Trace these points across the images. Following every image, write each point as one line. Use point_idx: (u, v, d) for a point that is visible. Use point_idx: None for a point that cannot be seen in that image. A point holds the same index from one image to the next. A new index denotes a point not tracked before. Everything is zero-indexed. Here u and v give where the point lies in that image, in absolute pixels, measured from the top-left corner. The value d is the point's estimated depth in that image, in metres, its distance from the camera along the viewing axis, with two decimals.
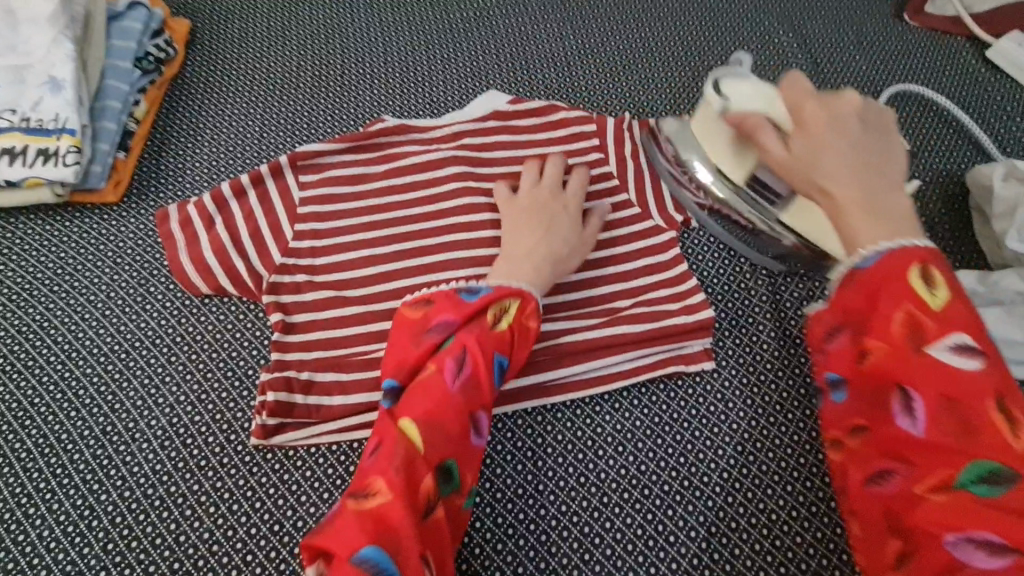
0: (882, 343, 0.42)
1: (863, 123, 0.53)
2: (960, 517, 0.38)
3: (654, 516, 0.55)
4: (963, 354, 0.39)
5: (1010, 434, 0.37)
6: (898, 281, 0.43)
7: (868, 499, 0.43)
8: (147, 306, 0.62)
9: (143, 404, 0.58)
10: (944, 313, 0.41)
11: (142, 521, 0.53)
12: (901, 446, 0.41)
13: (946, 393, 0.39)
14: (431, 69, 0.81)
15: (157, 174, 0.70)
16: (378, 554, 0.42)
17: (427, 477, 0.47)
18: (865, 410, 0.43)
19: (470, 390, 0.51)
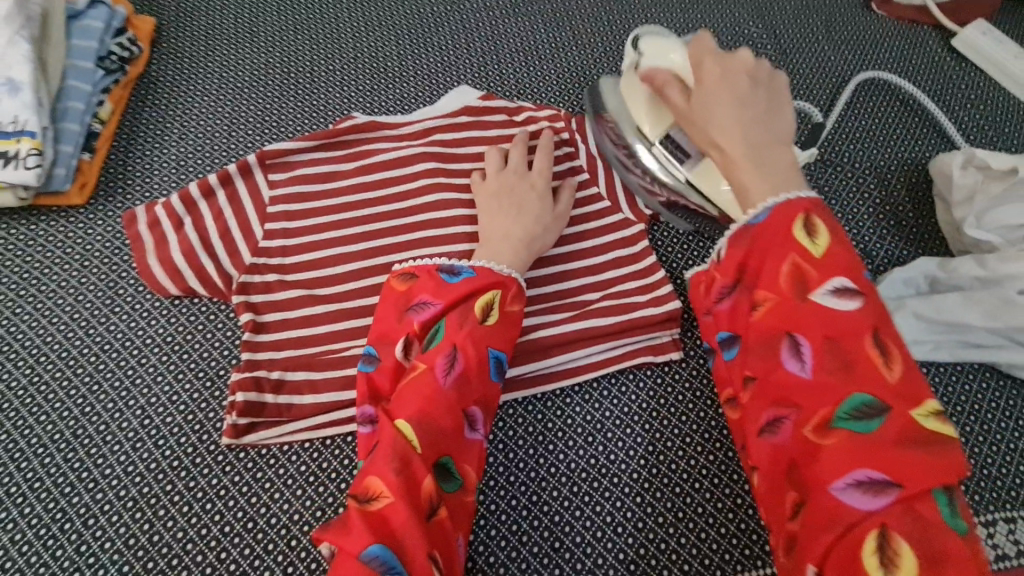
0: (772, 293, 0.44)
1: (753, 78, 0.53)
2: (847, 456, 0.38)
3: (623, 503, 0.56)
4: (843, 295, 0.41)
5: (884, 368, 0.39)
6: (781, 232, 0.45)
7: (763, 447, 0.43)
8: (116, 308, 0.62)
9: (113, 407, 0.57)
10: (825, 258, 0.43)
11: (114, 522, 0.53)
12: (789, 390, 0.42)
13: (828, 334, 0.41)
14: (402, 64, 0.80)
15: (124, 175, 0.70)
16: (386, 551, 0.41)
17: (428, 477, 0.46)
18: (754, 359, 0.44)
19: (462, 386, 0.51)
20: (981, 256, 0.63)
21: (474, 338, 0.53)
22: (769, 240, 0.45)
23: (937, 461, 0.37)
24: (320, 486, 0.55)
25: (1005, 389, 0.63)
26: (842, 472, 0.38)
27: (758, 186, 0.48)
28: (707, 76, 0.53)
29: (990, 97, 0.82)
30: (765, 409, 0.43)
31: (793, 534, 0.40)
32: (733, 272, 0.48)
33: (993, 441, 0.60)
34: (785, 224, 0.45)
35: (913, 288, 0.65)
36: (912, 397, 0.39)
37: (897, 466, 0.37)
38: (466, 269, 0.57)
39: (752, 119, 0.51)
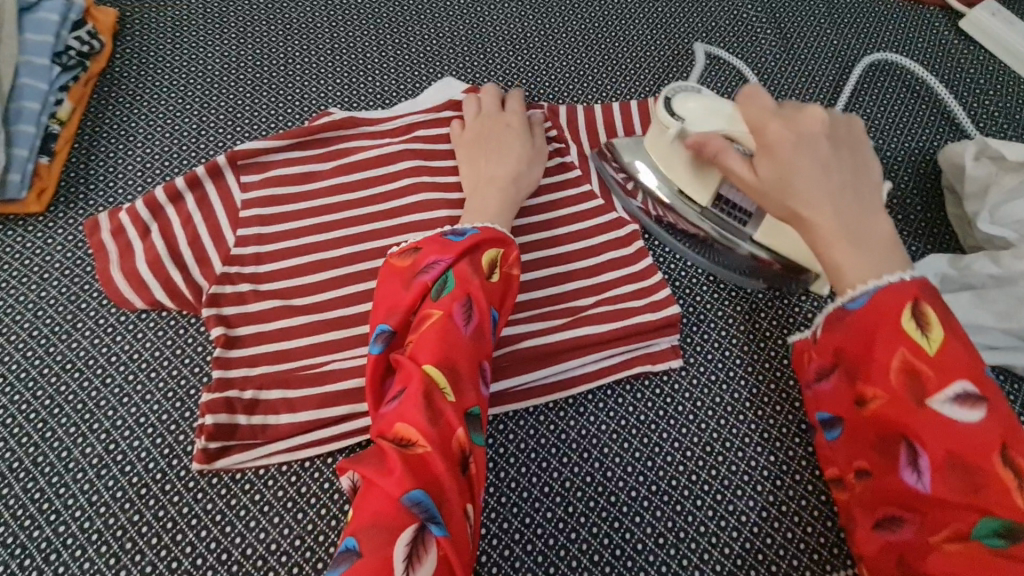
0: (881, 391, 0.42)
1: (830, 138, 0.49)
2: (973, 569, 0.37)
3: (621, 523, 0.53)
4: (965, 404, 0.39)
5: (1022, 492, 0.36)
6: (891, 323, 0.42)
7: (874, 544, 0.43)
8: (78, 324, 0.58)
9: (76, 431, 0.53)
10: (941, 359, 0.40)
11: (79, 557, 0.49)
12: (901, 494, 0.41)
13: (950, 446, 0.38)
14: (382, 55, 0.76)
15: (86, 179, 0.65)
16: (426, 498, 0.39)
17: (461, 426, 0.44)
18: (869, 453, 0.43)
19: (482, 337, 0.49)
20: (996, 252, 0.60)
21: (487, 292, 0.50)
22: (876, 330, 0.43)
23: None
24: (298, 512, 0.52)
25: (1019, 392, 0.60)
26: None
27: (858, 266, 0.45)
28: (777, 142, 0.49)
29: (1001, 82, 0.78)
30: (881, 506, 0.42)
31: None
32: (831, 356, 0.46)
33: None
34: (892, 315, 0.42)
35: None
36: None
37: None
38: (470, 228, 0.53)
39: (840, 186, 0.47)
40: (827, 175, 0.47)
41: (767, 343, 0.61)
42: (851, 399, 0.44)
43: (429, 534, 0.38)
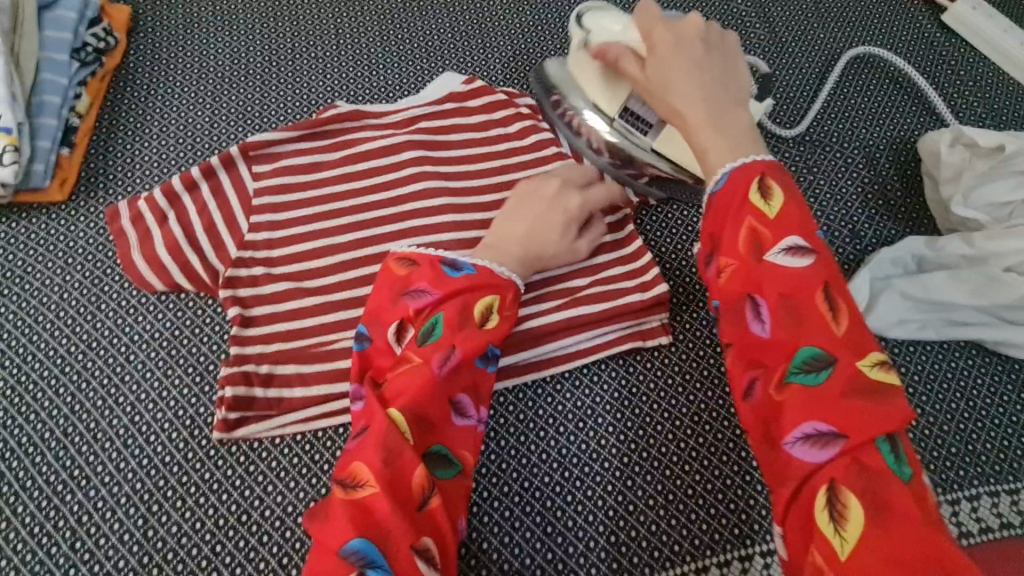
0: (732, 258, 0.43)
1: (706, 40, 0.53)
2: (801, 410, 0.38)
3: (614, 487, 0.57)
4: (795, 254, 0.41)
5: (835, 324, 0.39)
6: (738, 194, 0.44)
7: (737, 410, 0.42)
8: (102, 305, 0.61)
9: (103, 404, 0.57)
10: (780, 219, 0.42)
11: (109, 518, 0.53)
12: (755, 351, 0.41)
13: (787, 292, 0.40)
14: (385, 50, 0.79)
15: (104, 169, 0.69)
16: (366, 545, 0.43)
17: (417, 473, 0.47)
18: (718, 322, 0.44)
19: (455, 377, 0.52)
20: (969, 234, 0.63)
21: (470, 336, 0.53)
22: (728, 200, 0.44)
23: (889, 408, 0.37)
24: (312, 477, 0.55)
25: (990, 365, 0.63)
26: (798, 420, 0.38)
27: (721, 149, 0.47)
28: (657, 43, 0.54)
29: (980, 72, 0.82)
30: (735, 371, 0.43)
31: (761, 490, 0.41)
32: (705, 241, 0.45)
33: (978, 417, 0.61)
34: (741, 184, 0.44)
35: (901, 266, 0.65)
36: (857, 351, 0.39)
37: (848, 417, 0.37)
38: (469, 263, 0.56)
39: (710, 83, 0.51)
40: (699, 72, 0.51)
41: None
42: (708, 273, 0.45)
43: None
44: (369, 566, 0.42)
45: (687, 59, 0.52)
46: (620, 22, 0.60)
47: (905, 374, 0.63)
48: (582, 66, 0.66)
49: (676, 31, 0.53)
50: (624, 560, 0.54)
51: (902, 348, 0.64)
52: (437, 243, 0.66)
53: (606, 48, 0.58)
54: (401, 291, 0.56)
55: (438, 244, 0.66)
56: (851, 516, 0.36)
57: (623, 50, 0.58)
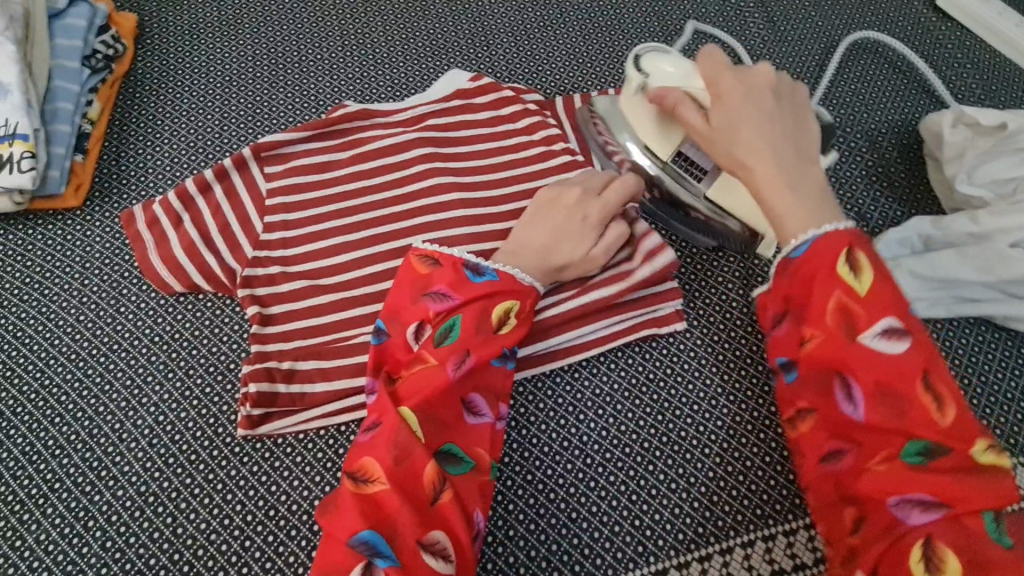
0: (818, 330, 0.44)
1: (775, 93, 0.55)
2: (903, 490, 0.41)
3: (635, 472, 0.58)
4: (892, 337, 0.42)
5: (939, 407, 0.41)
6: (827, 265, 0.44)
7: (820, 478, 0.46)
8: (122, 308, 0.62)
9: (127, 405, 0.58)
10: (871, 296, 0.43)
11: (138, 517, 0.54)
12: (846, 426, 0.44)
13: (882, 375, 0.42)
14: (390, 50, 0.80)
15: (118, 174, 0.69)
16: (376, 537, 0.44)
17: (428, 467, 0.48)
18: (811, 392, 0.46)
19: (468, 379, 0.53)
20: (973, 212, 0.64)
21: (487, 340, 0.53)
22: (813, 273, 0.45)
23: (998, 493, 0.39)
24: (337, 471, 0.56)
25: (999, 340, 0.64)
26: (903, 495, 0.41)
27: (790, 210, 0.48)
28: (725, 94, 0.55)
29: (978, 56, 0.83)
30: (828, 440, 0.45)
31: (850, 549, 0.43)
32: (778, 303, 0.48)
33: (989, 392, 0.62)
34: (828, 256, 0.44)
35: (909, 247, 0.66)
36: (964, 437, 0.40)
37: (951, 498, 0.40)
38: (490, 268, 0.57)
39: (783, 139, 0.52)
40: (768, 129, 0.52)
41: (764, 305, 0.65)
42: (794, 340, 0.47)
43: (373, 568, 0.43)
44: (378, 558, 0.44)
45: (757, 114, 0.53)
46: (678, 64, 0.59)
47: None
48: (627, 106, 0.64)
49: (746, 82, 0.54)
50: (649, 543, 0.55)
51: None
52: (450, 238, 0.67)
53: (664, 94, 0.57)
54: (419, 291, 0.56)
55: (450, 238, 0.67)
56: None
57: (682, 97, 0.57)
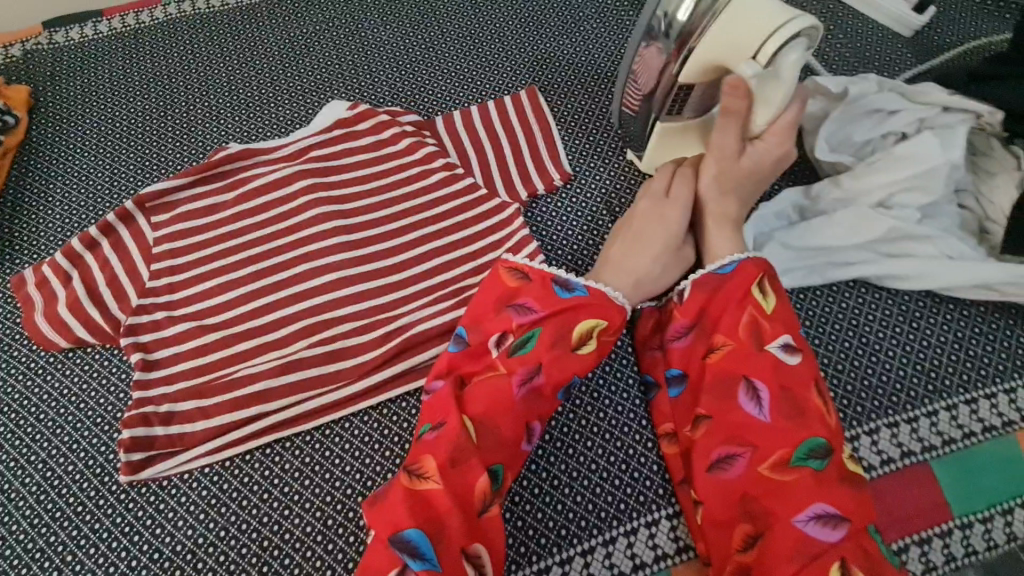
0: (730, 341, 0.56)
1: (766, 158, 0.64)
2: (807, 495, 0.50)
3: (518, 473, 0.61)
4: (788, 351, 0.54)
5: (827, 413, 0.53)
6: (741, 289, 0.57)
7: (718, 477, 0.53)
8: (12, 369, 0.63)
9: (15, 464, 0.59)
10: (774, 314, 0.56)
11: (26, 573, 0.54)
12: (747, 433, 0.53)
13: (781, 380, 0.53)
14: (275, 89, 0.82)
15: (12, 241, 0.72)
16: (421, 537, 0.48)
17: (484, 477, 0.51)
18: (712, 400, 0.55)
19: (534, 399, 0.56)
20: (836, 178, 0.65)
21: (561, 360, 0.56)
22: (733, 289, 0.58)
23: (865, 496, 0.50)
24: (223, 506, 0.57)
25: (881, 301, 0.64)
26: (809, 500, 0.50)
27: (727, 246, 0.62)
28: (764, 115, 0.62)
29: (852, 21, 0.83)
30: (722, 445, 0.54)
31: (741, 565, 0.51)
32: (685, 320, 0.60)
33: (873, 353, 0.62)
34: (747, 283, 0.57)
35: (782, 219, 0.67)
36: (839, 439, 0.52)
37: (844, 503, 0.49)
38: (580, 283, 0.58)
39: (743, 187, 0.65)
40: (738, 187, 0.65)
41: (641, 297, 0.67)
42: (702, 352, 0.58)
43: (409, 570, 0.46)
44: (419, 559, 0.47)
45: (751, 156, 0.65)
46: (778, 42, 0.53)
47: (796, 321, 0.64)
48: (717, 25, 0.54)
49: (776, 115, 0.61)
50: (532, 543, 0.59)
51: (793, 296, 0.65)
52: (335, 264, 0.68)
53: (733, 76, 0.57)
54: (503, 302, 0.59)
55: (334, 263, 0.68)
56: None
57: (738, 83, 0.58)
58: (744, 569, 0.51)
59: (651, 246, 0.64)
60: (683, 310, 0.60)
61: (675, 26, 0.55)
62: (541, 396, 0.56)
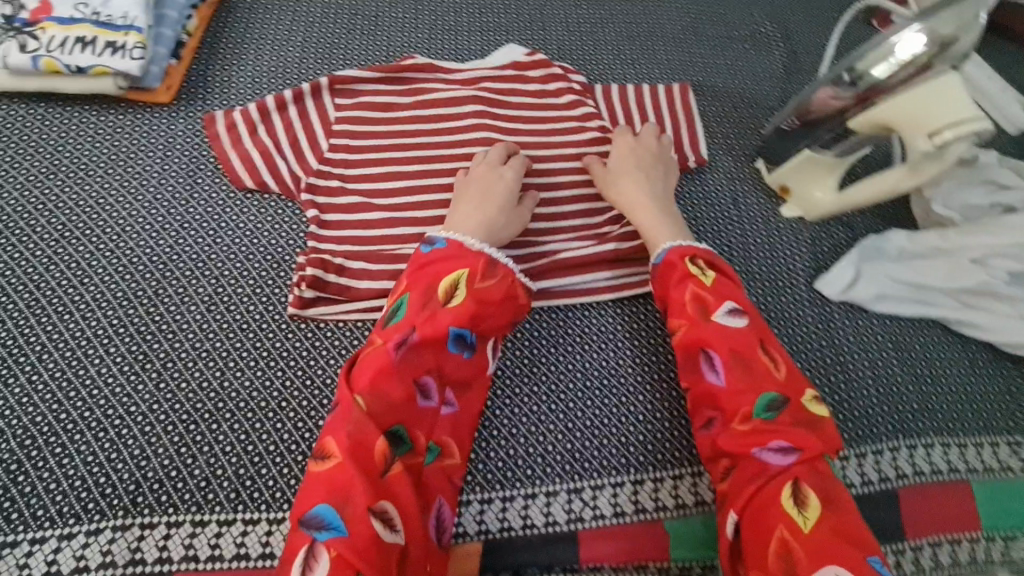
0: (686, 321, 0.61)
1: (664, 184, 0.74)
2: (762, 435, 0.54)
3: (628, 398, 0.65)
4: (733, 317, 0.60)
5: (773, 369, 0.57)
6: (681, 271, 0.63)
7: (701, 439, 0.58)
8: (196, 194, 0.69)
9: (191, 274, 0.65)
10: (714, 287, 0.61)
11: (191, 367, 0.60)
12: (713, 396, 0.58)
13: (731, 343, 0.58)
14: (457, 21, 0.89)
15: (205, 84, 0.77)
16: (328, 510, 0.47)
17: (380, 441, 0.51)
18: (684, 374, 0.60)
19: (412, 357, 0.55)
20: (945, 230, 0.73)
21: (433, 318, 0.56)
22: (672, 275, 0.63)
23: (822, 433, 0.54)
24: None
25: (952, 342, 0.73)
26: (765, 440, 0.53)
27: (654, 235, 0.68)
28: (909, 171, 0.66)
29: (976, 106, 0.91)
30: (701, 411, 0.58)
31: (722, 495, 0.55)
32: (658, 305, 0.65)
33: (940, 381, 0.71)
34: (684, 266, 0.63)
35: (885, 253, 0.76)
36: (795, 388, 0.57)
37: (798, 437, 0.53)
38: (441, 239, 0.61)
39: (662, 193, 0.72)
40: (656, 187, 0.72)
41: (754, 285, 0.75)
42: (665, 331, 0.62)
43: (318, 543, 0.45)
44: (325, 528, 0.46)
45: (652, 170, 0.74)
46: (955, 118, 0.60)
47: (881, 340, 0.72)
48: (908, 95, 0.62)
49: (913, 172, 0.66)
50: (632, 457, 0.62)
51: (882, 320, 0.74)
52: None
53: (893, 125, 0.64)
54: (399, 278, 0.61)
55: None
56: (811, 504, 0.49)
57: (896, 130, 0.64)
58: (719, 510, 0.55)
59: (490, 198, 0.67)
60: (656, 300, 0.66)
61: (865, 78, 0.64)
62: (421, 351, 0.56)
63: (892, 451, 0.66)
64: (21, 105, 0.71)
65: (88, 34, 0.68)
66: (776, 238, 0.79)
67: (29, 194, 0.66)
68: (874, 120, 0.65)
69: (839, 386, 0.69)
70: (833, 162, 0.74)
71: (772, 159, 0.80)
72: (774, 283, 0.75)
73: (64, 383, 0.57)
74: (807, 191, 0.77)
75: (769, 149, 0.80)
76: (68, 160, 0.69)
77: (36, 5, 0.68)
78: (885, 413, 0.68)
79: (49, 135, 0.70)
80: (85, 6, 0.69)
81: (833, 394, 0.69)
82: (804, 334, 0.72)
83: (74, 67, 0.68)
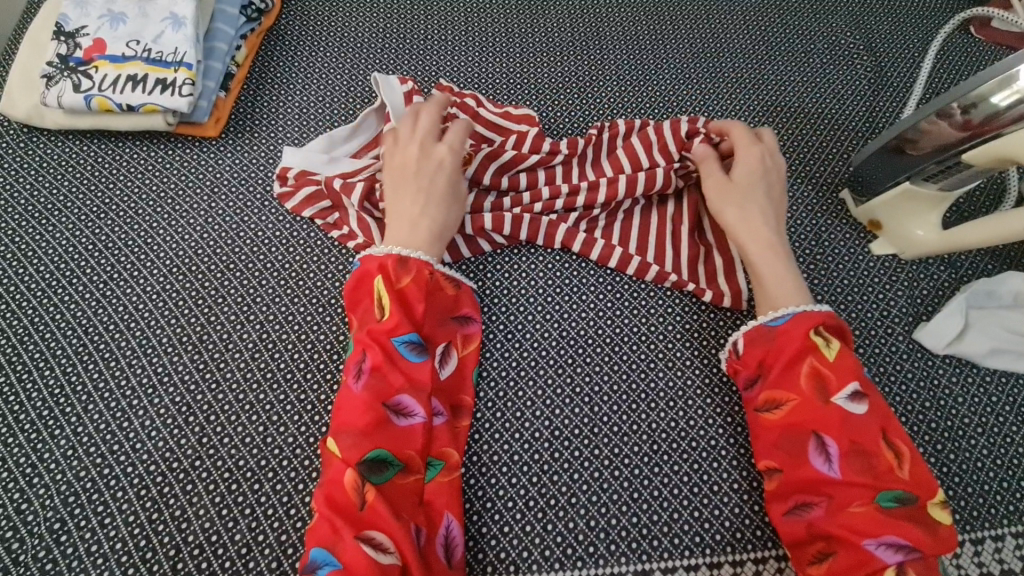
0: (795, 394, 0.54)
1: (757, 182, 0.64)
2: (879, 526, 0.48)
3: (699, 466, 0.59)
4: (856, 400, 0.52)
5: (900, 467, 0.50)
6: (798, 338, 0.55)
7: (792, 526, 0.52)
8: (242, 233, 0.67)
9: (237, 318, 0.62)
10: (839, 363, 0.54)
11: (233, 421, 0.58)
12: (817, 482, 0.51)
13: (852, 433, 0.51)
14: (510, 38, 0.83)
15: (252, 114, 0.75)
16: (322, 553, 0.47)
17: (349, 475, 0.50)
18: (782, 453, 0.54)
19: (373, 383, 0.53)
20: None
21: (373, 334, 0.55)
22: (786, 342, 0.56)
23: (940, 535, 0.49)
24: None
25: None
26: (878, 533, 0.48)
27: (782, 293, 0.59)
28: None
29: None
30: (797, 494, 0.52)
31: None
32: (755, 367, 0.58)
33: None
34: (801, 333, 0.55)
35: (996, 300, 0.66)
36: (927, 489, 0.50)
37: (916, 535, 0.48)
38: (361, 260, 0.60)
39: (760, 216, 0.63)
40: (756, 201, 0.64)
41: None
42: (762, 405, 0.56)
43: None
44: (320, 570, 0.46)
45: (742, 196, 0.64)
46: None
47: (995, 403, 0.63)
48: None
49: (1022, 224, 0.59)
50: (706, 536, 0.56)
51: (995, 378, 0.64)
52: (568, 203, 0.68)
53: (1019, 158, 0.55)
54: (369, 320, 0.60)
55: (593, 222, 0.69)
56: None
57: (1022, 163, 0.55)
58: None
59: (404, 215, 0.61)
60: (745, 363, 0.59)
61: (984, 106, 0.56)
62: (378, 373, 0.53)
63: (1013, 538, 0.57)
64: (75, 142, 0.70)
65: (139, 72, 0.67)
66: (864, 280, 0.70)
67: (80, 234, 0.66)
68: (996, 154, 0.57)
69: (947, 456, 0.61)
70: (940, 195, 0.65)
71: (861, 190, 0.71)
72: (865, 332, 0.67)
73: (108, 436, 0.56)
74: (903, 228, 0.68)
75: (853, 183, 0.72)
76: (118, 198, 0.68)
77: (89, 44, 0.68)
78: (1003, 491, 0.59)
79: (101, 172, 0.69)
80: (137, 43, 0.68)
81: (940, 467, 0.60)
82: (901, 393, 0.64)
83: (125, 105, 0.67)
